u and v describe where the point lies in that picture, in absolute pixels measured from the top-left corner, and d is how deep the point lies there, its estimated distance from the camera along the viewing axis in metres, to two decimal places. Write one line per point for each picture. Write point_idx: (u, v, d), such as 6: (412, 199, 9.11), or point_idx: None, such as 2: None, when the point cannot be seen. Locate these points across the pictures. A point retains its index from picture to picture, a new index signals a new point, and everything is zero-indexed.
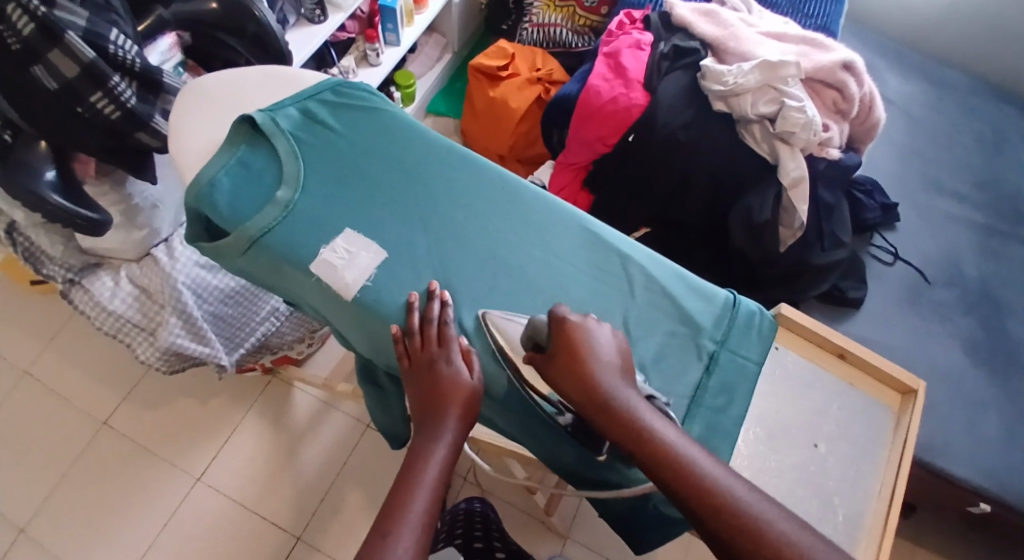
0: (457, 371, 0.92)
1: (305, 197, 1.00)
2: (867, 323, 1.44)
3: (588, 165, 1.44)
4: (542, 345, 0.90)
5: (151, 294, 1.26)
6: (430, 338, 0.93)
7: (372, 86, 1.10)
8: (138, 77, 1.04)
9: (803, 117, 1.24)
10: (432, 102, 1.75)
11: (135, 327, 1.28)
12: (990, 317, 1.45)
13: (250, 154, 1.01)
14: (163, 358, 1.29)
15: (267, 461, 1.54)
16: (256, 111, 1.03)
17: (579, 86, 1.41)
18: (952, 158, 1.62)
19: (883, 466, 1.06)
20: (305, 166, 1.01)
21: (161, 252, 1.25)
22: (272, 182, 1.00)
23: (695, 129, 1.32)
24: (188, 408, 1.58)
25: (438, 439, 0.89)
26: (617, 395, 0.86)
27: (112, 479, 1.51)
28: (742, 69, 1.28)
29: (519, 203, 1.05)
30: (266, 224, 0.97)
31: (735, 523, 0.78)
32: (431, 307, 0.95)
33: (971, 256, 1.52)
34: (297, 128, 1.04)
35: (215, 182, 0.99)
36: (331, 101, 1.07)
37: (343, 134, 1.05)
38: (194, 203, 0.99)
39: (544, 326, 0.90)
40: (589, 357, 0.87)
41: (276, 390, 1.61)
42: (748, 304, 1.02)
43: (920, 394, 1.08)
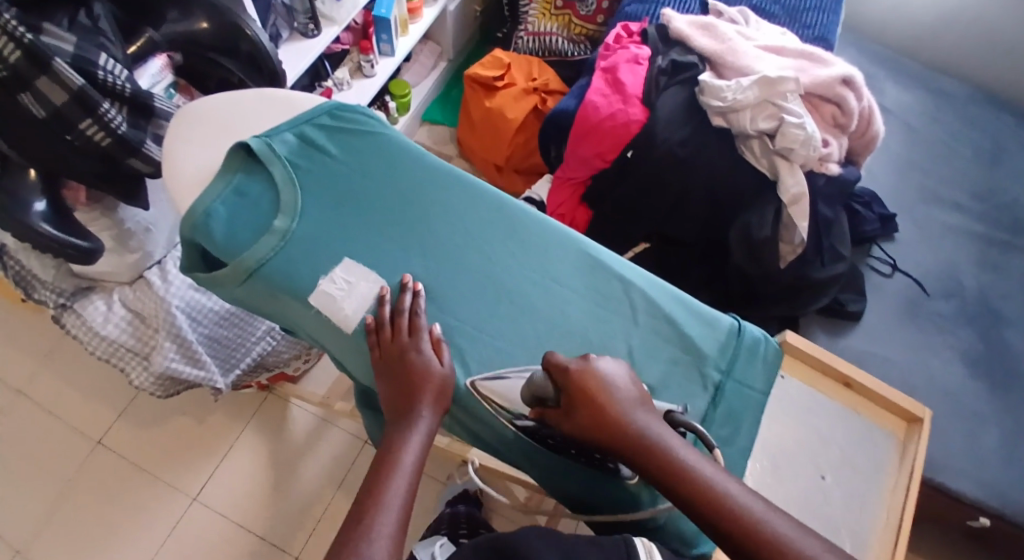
0: (428, 360, 0.92)
1: (303, 224, 0.98)
2: (867, 337, 1.44)
3: (586, 180, 1.41)
4: (551, 400, 0.89)
5: (145, 318, 1.24)
6: (401, 328, 0.93)
7: (370, 109, 1.07)
8: (128, 103, 1.00)
9: (802, 134, 1.23)
10: (427, 110, 1.73)
11: (129, 352, 1.25)
12: (989, 328, 1.45)
13: (247, 181, 0.99)
14: (158, 383, 1.26)
15: (265, 479, 1.53)
16: (252, 138, 1.00)
17: (577, 101, 1.39)
18: (950, 167, 1.61)
19: (888, 496, 1.05)
20: (303, 193, 0.99)
21: (154, 274, 1.23)
22: (269, 210, 0.98)
23: (693, 144, 1.31)
24: (185, 425, 1.57)
25: (413, 429, 0.89)
26: (634, 429, 0.87)
27: (108, 498, 1.49)
28: (742, 85, 1.27)
29: (521, 228, 1.04)
30: (263, 255, 0.95)
31: (762, 540, 0.80)
32: (403, 299, 0.95)
33: (968, 266, 1.52)
34: (294, 154, 1.01)
35: (211, 212, 0.96)
36: (328, 124, 1.04)
37: (342, 158, 1.02)
38: (189, 232, 0.96)
39: (548, 382, 0.89)
40: (603, 400, 0.87)
41: (273, 407, 1.60)
42: (753, 331, 1.03)
43: (927, 424, 1.06)
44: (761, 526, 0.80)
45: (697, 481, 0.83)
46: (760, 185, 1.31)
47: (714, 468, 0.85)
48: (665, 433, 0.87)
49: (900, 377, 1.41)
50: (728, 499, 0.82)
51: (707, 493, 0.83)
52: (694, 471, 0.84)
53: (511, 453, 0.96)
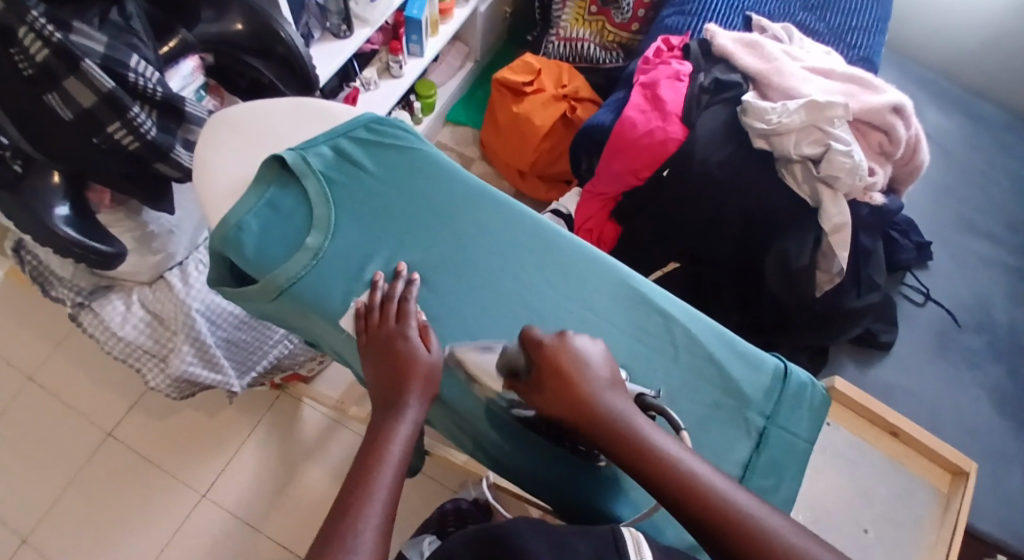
0: (414, 347, 0.89)
1: (336, 243, 0.94)
2: (896, 369, 1.44)
3: (617, 196, 1.36)
4: (521, 371, 0.88)
5: (164, 320, 1.19)
6: (389, 314, 0.90)
7: (407, 123, 1.05)
8: (159, 105, 0.95)
9: (850, 162, 1.20)
10: (452, 110, 1.67)
11: (146, 353, 1.20)
12: (1018, 367, 1.46)
13: (279, 195, 0.95)
14: (174, 385, 1.23)
15: (273, 477, 1.48)
16: (287, 150, 0.97)
17: (613, 116, 1.34)
18: (985, 197, 1.58)
19: (925, 550, 1.04)
20: (336, 210, 0.96)
21: (175, 276, 1.18)
22: (301, 225, 0.94)
23: (733, 166, 1.26)
24: (195, 420, 1.52)
25: (400, 418, 0.86)
26: (604, 406, 0.85)
27: (116, 490, 1.45)
28: (788, 108, 1.23)
29: (561, 256, 1.01)
30: (296, 273, 0.91)
31: (725, 521, 0.78)
32: (396, 285, 0.92)
33: (1000, 300, 1.51)
34: (328, 167, 0.98)
35: (242, 225, 0.93)
36: (364, 137, 1.02)
37: (377, 174, 1.00)
38: (220, 244, 0.92)
39: (518, 353, 0.88)
40: (573, 374, 0.86)
41: (284, 406, 1.55)
42: (799, 375, 1.02)
43: (971, 479, 1.05)
44: (726, 506, 0.79)
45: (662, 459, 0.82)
46: (799, 210, 1.27)
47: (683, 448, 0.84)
48: (635, 412, 0.85)
49: (925, 408, 1.40)
50: (694, 478, 0.81)
51: (672, 470, 0.81)
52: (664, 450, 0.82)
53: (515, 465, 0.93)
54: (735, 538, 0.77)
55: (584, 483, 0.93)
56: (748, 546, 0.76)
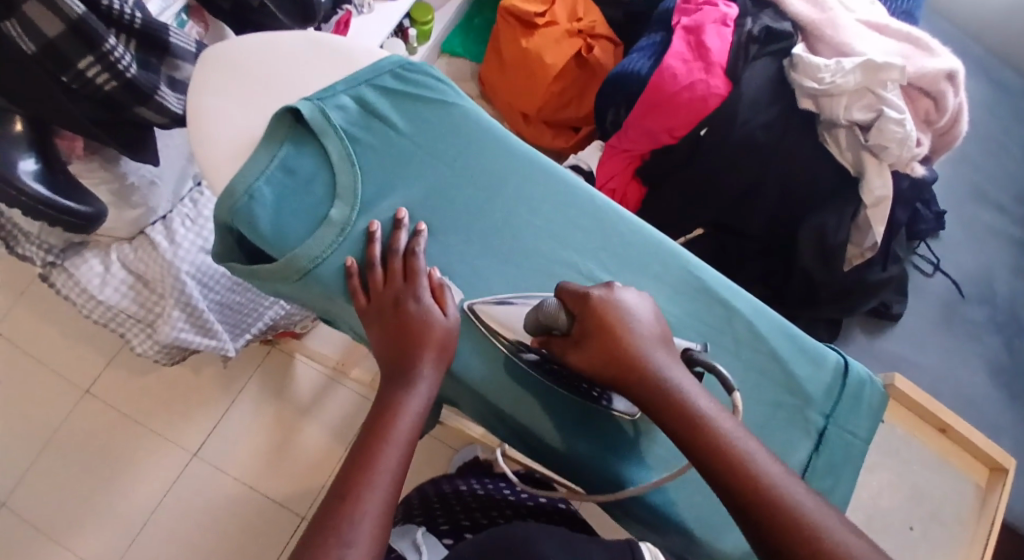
0: (427, 311, 0.72)
1: (365, 215, 0.78)
2: (903, 340, 1.35)
3: (643, 154, 1.28)
4: (558, 330, 0.71)
5: (149, 283, 1.02)
6: (395, 272, 0.74)
7: (442, 71, 0.87)
8: (138, 36, 0.82)
9: (901, 132, 1.09)
10: (448, 39, 1.52)
11: (130, 319, 1.05)
12: (1014, 338, 1.37)
13: (294, 155, 0.79)
14: (163, 351, 1.07)
15: (268, 436, 1.29)
16: (302, 100, 0.80)
17: (651, 63, 1.23)
18: (1001, 168, 1.49)
19: (965, 546, 1.05)
20: (363, 176, 0.79)
21: (158, 232, 1.01)
22: (322, 194, 0.78)
23: (779, 129, 1.17)
24: (178, 378, 1.32)
25: (411, 390, 0.69)
26: (654, 368, 0.68)
27: (97, 449, 1.27)
28: (842, 66, 1.11)
29: (616, 237, 0.83)
30: (320, 253, 0.75)
31: (780, 517, 0.62)
32: (398, 237, 0.76)
33: (1003, 271, 1.42)
34: (351, 124, 0.81)
35: (254, 193, 0.76)
36: (390, 87, 0.84)
37: (409, 132, 0.82)
38: (227, 217, 0.76)
39: (562, 308, 0.71)
40: (625, 335, 0.69)
41: (275, 362, 1.34)
42: (858, 369, 0.88)
43: (1011, 474, 1.05)
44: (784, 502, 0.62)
45: (715, 435, 0.65)
46: (838, 180, 1.17)
47: (738, 423, 0.67)
48: (688, 375, 0.69)
49: (928, 379, 1.32)
50: (749, 464, 0.64)
51: (723, 447, 0.65)
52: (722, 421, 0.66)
53: (540, 455, 0.78)
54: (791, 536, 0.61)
55: (619, 474, 0.76)
56: (803, 551, 0.60)
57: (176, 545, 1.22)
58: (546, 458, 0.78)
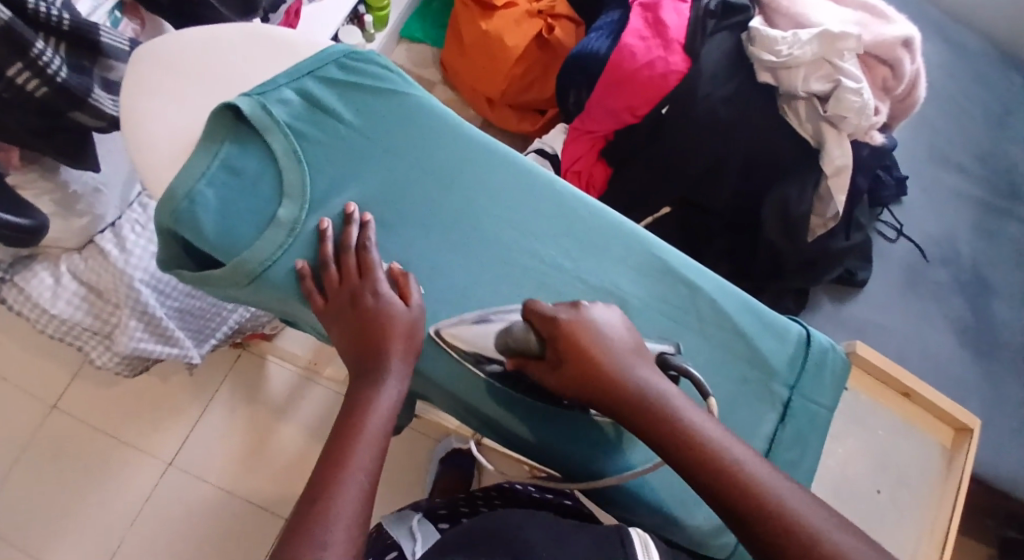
0: (389, 304, 0.72)
1: (315, 213, 0.77)
2: (869, 307, 1.37)
3: (607, 135, 1.29)
4: (532, 352, 0.71)
5: (102, 294, 1.04)
6: (350, 269, 0.74)
7: (389, 60, 0.86)
8: (66, 37, 0.80)
9: (859, 101, 1.11)
10: (406, 25, 1.51)
11: (87, 331, 1.07)
12: (980, 299, 1.39)
13: (237, 153, 0.77)
14: (123, 363, 1.11)
15: (244, 440, 1.30)
16: (241, 96, 0.78)
17: (609, 42, 1.22)
18: (961, 131, 1.51)
19: (934, 506, 1.07)
20: (312, 173, 0.78)
21: (108, 241, 1.02)
22: (270, 193, 0.76)
23: (739, 104, 1.17)
24: (148, 388, 1.32)
25: (379, 387, 0.69)
26: (635, 382, 0.68)
27: (69, 464, 1.26)
28: (799, 38, 1.12)
29: (576, 222, 0.84)
30: (270, 254, 0.74)
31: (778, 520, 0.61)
32: (348, 232, 0.75)
33: (966, 233, 1.44)
34: (296, 118, 0.80)
35: (195, 196, 0.74)
36: (336, 79, 0.83)
37: (359, 126, 0.81)
38: (168, 221, 0.73)
39: (531, 331, 0.71)
40: (600, 354, 0.69)
41: (245, 365, 1.34)
42: (820, 339, 0.89)
43: (975, 434, 1.06)
44: (780, 504, 0.62)
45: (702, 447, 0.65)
46: (800, 152, 1.18)
47: (724, 430, 0.67)
48: (665, 388, 0.69)
49: (895, 344, 1.34)
50: (743, 471, 0.64)
51: (714, 461, 0.65)
52: (707, 434, 0.66)
53: (509, 442, 0.79)
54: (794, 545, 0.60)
55: (589, 458, 0.77)
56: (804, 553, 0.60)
57: (157, 554, 1.22)
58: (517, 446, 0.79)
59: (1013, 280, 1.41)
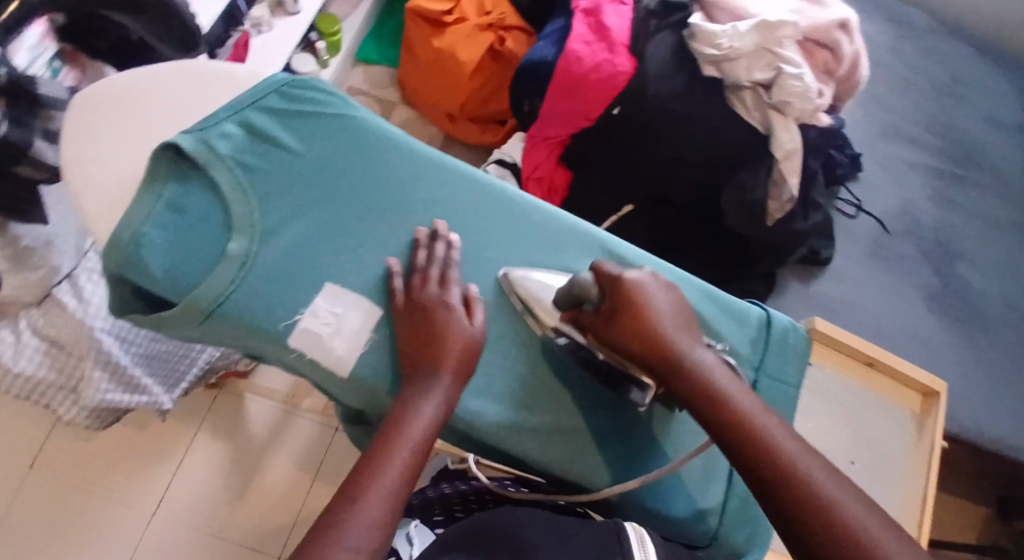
0: (457, 318, 0.75)
1: (267, 244, 0.75)
2: (835, 282, 1.39)
3: (565, 140, 1.32)
4: (589, 304, 0.77)
5: (64, 346, 1.07)
6: (431, 280, 0.76)
7: (330, 84, 0.84)
8: (4, 92, 0.85)
9: (800, 86, 1.15)
10: (362, 48, 1.55)
11: (52, 387, 1.09)
12: (944, 265, 1.43)
13: (180, 191, 0.74)
14: (92, 416, 1.11)
15: (230, 481, 1.31)
16: (180, 133, 0.75)
17: (556, 49, 1.26)
18: (910, 104, 1.55)
19: (908, 473, 1.10)
20: (261, 205, 0.76)
21: (66, 292, 1.06)
22: (218, 228, 0.74)
23: (688, 99, 1.20)
24: (126, 438, 1.32)
25: (426, 396, 0.70)
26: (682, 345, 0.73)
27: (54, 523, 1.26)
28: (737, 30, 1.16)
29: (535, 230, 0.86)
30: (222, 291, 0.71)
31: (795, 482, 0.63)
32: (436, 247, 0.78)
33: (925, 202, 1.48)
34: (239, 151, 0.78)
35: (141, 238, 0.71)
36: (276, 107, 0.81)
37: (305, 152, 0.80)
38: (115, 268, 0.71)
39: (594, 285, 0.77)
40: (653, 312, 0.74)
41: (225, 406, 1.36)
42: (780, 319, 0.93)
43: (943, 398, 1.10)
44: (796, 467, 0.64)
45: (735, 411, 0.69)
46: (752, 140, 1.22)
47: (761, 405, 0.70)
48: (711, 357, 0.73)
49: (866, 318, 1.36)
50: (772, 439, 0.66)
51: (746, 425, 0.68)
52: (743, 403, 0.69)
53: (485, 450, 0.82)
54: (809, 516, 0.62)
55: (566, 462, 0.80)
56: (815, 520, 0.61)
57: None
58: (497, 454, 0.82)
59: (976, 243, 1.45)
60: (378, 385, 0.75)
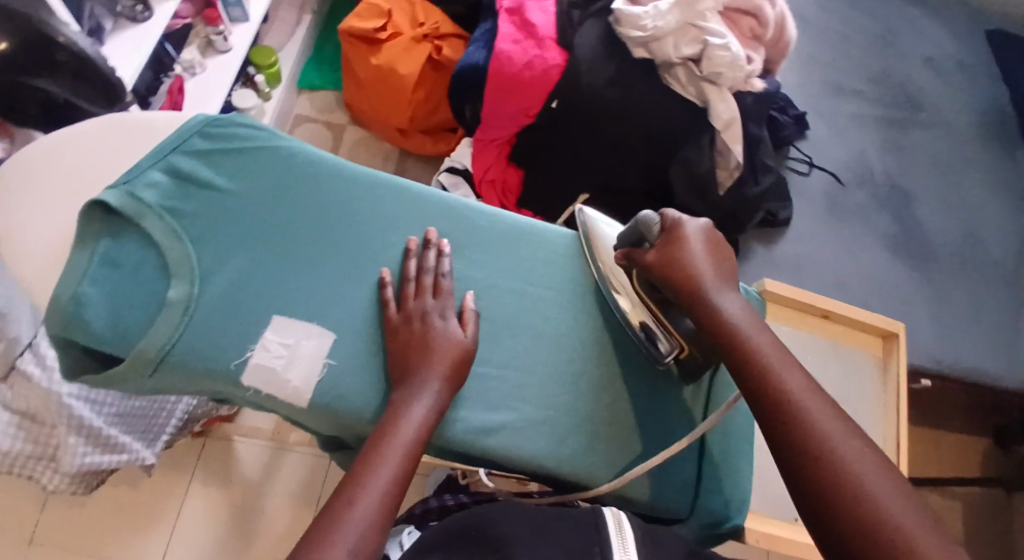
0: (452, 329, 0.79)
1: (207, 286, 0.77)
2: (796, 242, 1.38)
3: (510, 138, 1.35)
4: (648, 241, 0.81)
5: (36, 417, 1.09)
6: (424, 288, 0.81)
7: (252, 117, 0.86)
8: None
9: (729, 55, 1.18)
10: (304, 75, 1.58)
11: (32, 456, 1.11)
12: (902, 209, 1.43)
13: (115, 246, 0.77)
14: (75, 481, 1.15)
15: (232, 528, 1.28)
16: (108, 189, 0.78)
17: (486, 52, 1.28)
18: (847, 58, 1.58)
19: (881, 418, 1.13)
20: (196, 247, 0.78)
21: (29, 362, 1.07)
22: (156, 278, 0.76)
23: (622, 83, 1.23)
24: (121, 498, 1.28)
25: (414, 400, 0.74)
26: (722, 286, 0.76)
27: None
28: (659, 9, 1.18)
29: (476, 233, 0.88)
30: (167, 339, 0.74)
31: (801, 431, 0.65)
32: (428, 255, 0.83)
33: (874, 150, 1.49)
34: (168, 198, 0.80)
35: (80, 297, 0.74)
36: (200, 149, 0.83)
37: (236, 189, 0.82)
38: (60, 330, 0.73)
39: (658, 226, 0.81)
40: (698, 254, 0.77)
41: (215, 451, 1.33)
42: None
43: (902, 338, 1.15)
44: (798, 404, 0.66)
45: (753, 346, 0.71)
46: (691, 114, 1.24)
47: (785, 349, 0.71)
48: (747, 303, 0.76)
49: (833, 272, 1.36)
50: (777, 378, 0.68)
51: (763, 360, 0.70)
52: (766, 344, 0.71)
53: (458, 457, 0.82)
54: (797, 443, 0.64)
55: (537, 459, 0.80)
56: (805, 446, 0.64)
57: None
58: (473, 462, 0.82)
59: (929, 184, 1.46)
60: (338, 406, 0.77)
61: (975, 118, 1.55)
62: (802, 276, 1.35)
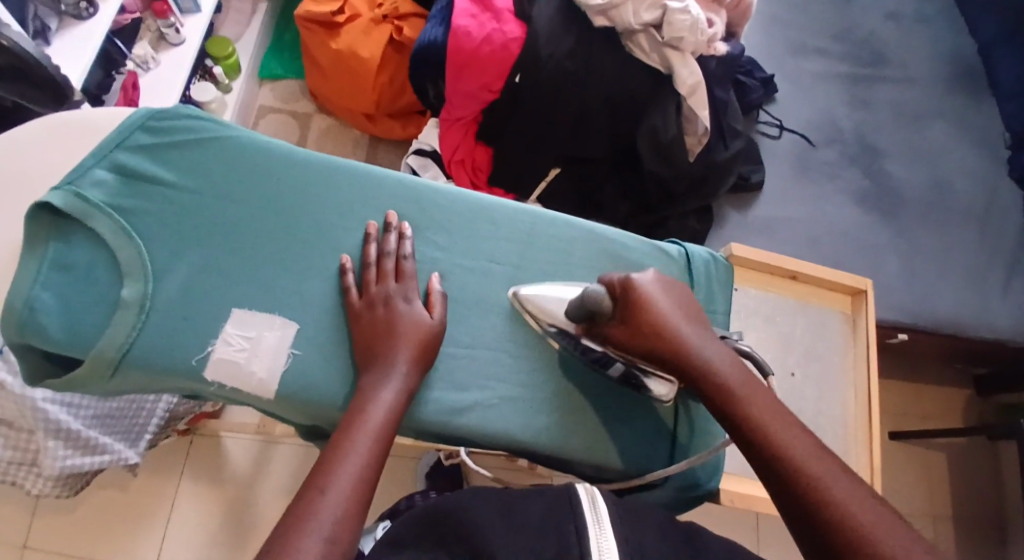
0: (418, 312, 0.79)
1: (161, 284, 0.77)
2: (769, 204, 1.38)
3: (476, 117, 1.33)
4: (604, 315, 0.76)
5: (14, 424, 1.08)
6: (386, 272, 0.81)
7: (198, 108, 0.85)
8: None
9: (689, 18, 1.16)
10: (265, 65, 1.56)
11: (12, 463, 1.12)
12: (871, 164, 1.44)
13: (65, 249, 0.76)
14: (58, 484, 1.15)
15: (223, 525, 1.29)
16: (53, 191, 0.77)
17: (443, 28, 1.27)
18: (810, 17, 1.57)
19: (852, 373, 1.15)
20: (147, 244, 0.78)
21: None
22: (109, 278, 0.76)
23: (582, 54, 1.22)
24: (110, 502, 1.28)
25: (383, 384, 0.74)
26: (694, 343, 0.73)
27: None
28: None
29: (438, 213, 0.87)
30: (125, 339, 0.74)
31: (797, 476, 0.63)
32: (389, 239, 0.83)
33: (842, 108, 1.49)
34: (116, 196, 0.79)
35: (33, 302, 0.74)
36: (145, 144, 0.82)
37: (185, 184, 0.81)
38: (16, 336, 0.74)
39: (606, 295, 0.77)
40: (661, 316, 0.74)
41: (201, 449, 1.33)
42: (699, 252, 0.95)
43: (870, 294, 1.16)
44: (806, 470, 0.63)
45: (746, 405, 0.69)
46: (654, 81, 1.25)
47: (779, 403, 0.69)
48: (721, 349, 0.73)
49: (805, 231, 1.36)
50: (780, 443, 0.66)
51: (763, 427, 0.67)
52: (759, 403, 0.69)
53: (436, 442, 0.82)
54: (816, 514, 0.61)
55: (513, 437, 0.81)
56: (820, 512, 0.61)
57: None
58: (450, 444, 0.82)
59: (897, 138, 1.46)
60: (308, 396, 0.77)
61: (940, 68, 1.54)
62: (776, 237, 1.35)
